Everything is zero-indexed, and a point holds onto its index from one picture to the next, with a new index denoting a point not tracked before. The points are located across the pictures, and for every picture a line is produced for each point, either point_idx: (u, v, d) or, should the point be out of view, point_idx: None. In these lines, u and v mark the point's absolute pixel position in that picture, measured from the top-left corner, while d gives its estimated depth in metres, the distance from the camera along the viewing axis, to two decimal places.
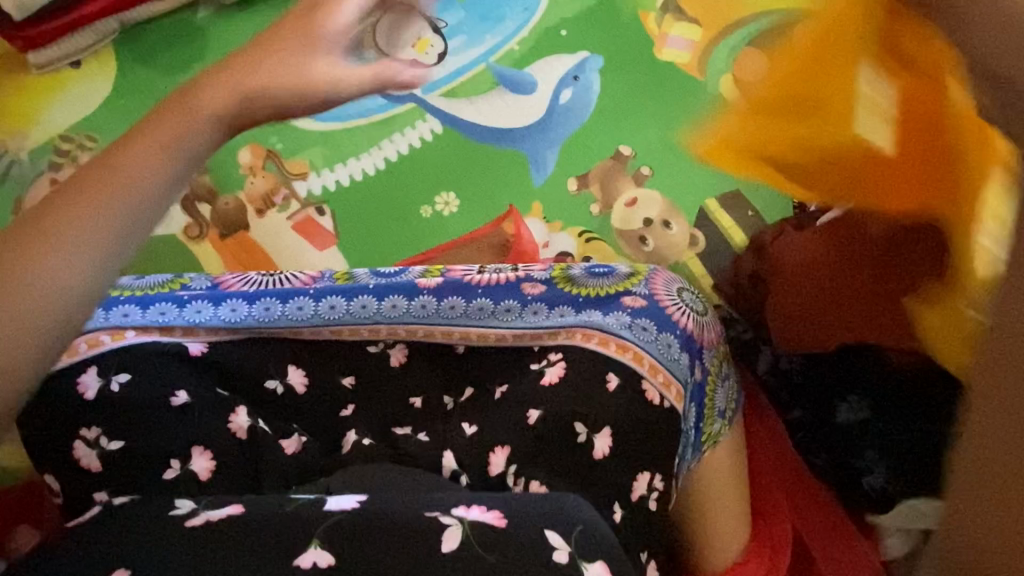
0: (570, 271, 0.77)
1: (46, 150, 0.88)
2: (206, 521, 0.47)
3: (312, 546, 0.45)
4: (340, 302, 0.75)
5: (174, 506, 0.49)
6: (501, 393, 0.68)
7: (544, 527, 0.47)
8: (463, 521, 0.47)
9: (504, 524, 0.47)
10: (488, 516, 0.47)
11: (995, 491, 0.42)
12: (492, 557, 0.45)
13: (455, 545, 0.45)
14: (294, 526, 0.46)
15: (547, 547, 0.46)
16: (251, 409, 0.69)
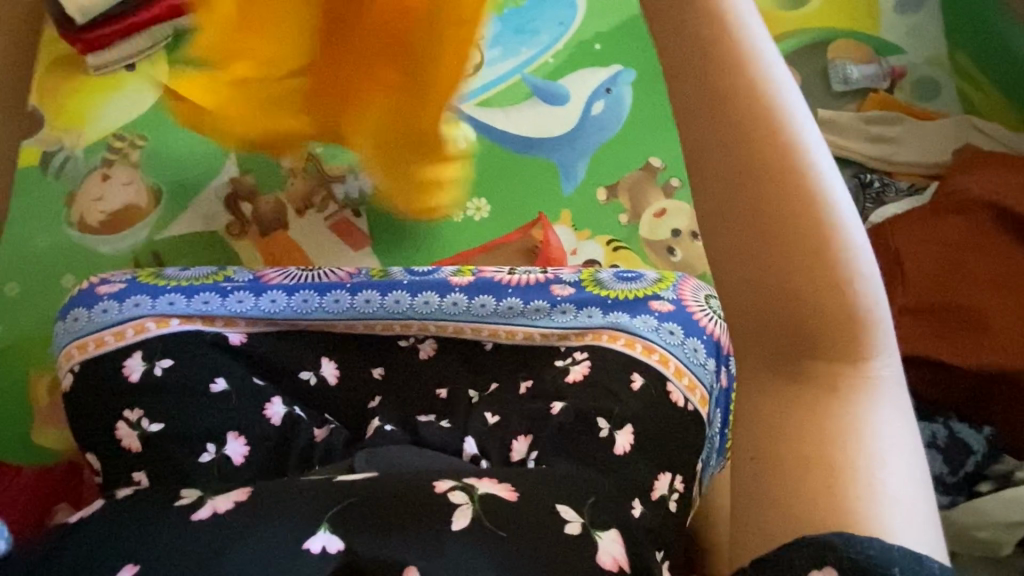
0: (598, 275, 0.80)
1: (99, 148, 0.92)
2: (213, 514, 0.48)
3: (322, 530, 0.46)
4: (375, 296, 0.78)
5: (179, 497, 0.51)
6: (525, 388, 0.71)
7: (556, 502, 0.50)
8: (474, 500, 0.49)
9: (515, 498, 0.50)
10: (501, 491, 0.50)
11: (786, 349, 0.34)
12: (505, 532, 0.47)
13: (466, 523, 0.47)
14: (316, 507, 0.48)
15: (560, 522, 0.48)
16: (287, 396, 0.72)
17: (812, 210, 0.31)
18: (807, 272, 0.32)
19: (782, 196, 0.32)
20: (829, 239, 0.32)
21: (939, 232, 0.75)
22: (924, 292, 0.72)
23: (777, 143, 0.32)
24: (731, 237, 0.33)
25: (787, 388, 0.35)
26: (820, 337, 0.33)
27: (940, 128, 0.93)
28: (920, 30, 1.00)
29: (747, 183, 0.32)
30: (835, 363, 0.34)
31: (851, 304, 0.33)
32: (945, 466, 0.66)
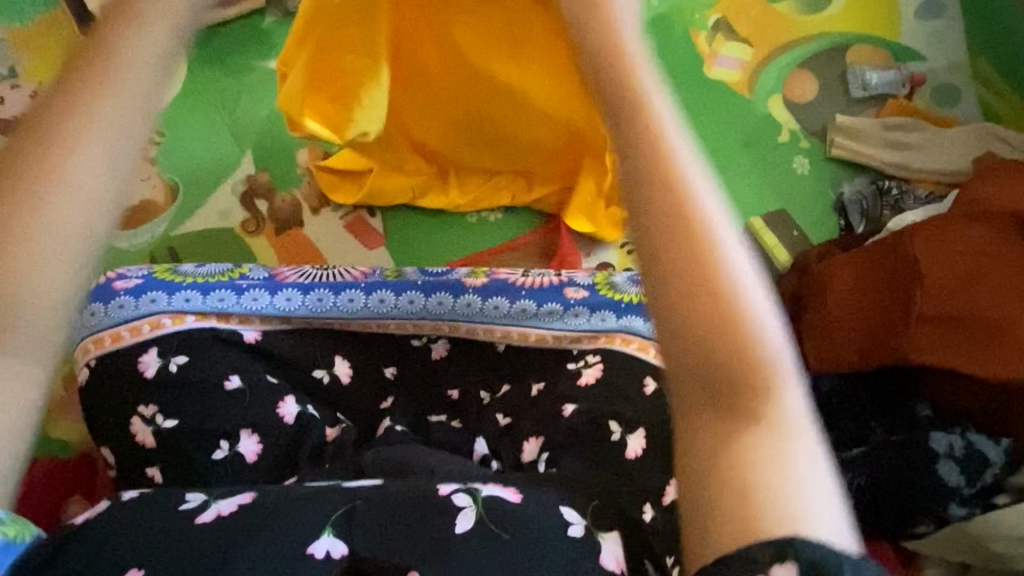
0: (611, 279, 0.79)
1: None
2: (217, 517, 0.46)
3: (327, 534, 0.44)
4: (389, 296, 0.78)
5: (185, 498, 0.48)
6: (537, 391, 0.71)
7: (561, 503, 0.48)
8: (476, 501, 0.47)
9: (519, 499, 0.48)
10: (506, 492, 0.48)
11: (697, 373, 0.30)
12: (507, 535, 0.45)
13: (468, 525, 0.45)
14: (323, 505, 0.46)
15: (565, 523, 0.46)
16: (300, 394, 0.72)
17: (695, 227, 0.30)
18: (698, 299, 0.29)
19: (672, 209, 0.30)
20: (713, 254, 0.30)
21: (962, 239, 0.72)
22: (945, 301, 0.69)
23: (663, 162, 0.31)
24: (638, 255, 0.31)
25: (707, 418, 0.30)
26: (720, 377, 0.29)
27: (960, 136, 0.92)
28: (941, 36, 1.00)
29: (641, 197, 0.31)
30: (750, 395, 0.30)
31: (749, 335, 0.29)
32: (963, 477, 0.63)
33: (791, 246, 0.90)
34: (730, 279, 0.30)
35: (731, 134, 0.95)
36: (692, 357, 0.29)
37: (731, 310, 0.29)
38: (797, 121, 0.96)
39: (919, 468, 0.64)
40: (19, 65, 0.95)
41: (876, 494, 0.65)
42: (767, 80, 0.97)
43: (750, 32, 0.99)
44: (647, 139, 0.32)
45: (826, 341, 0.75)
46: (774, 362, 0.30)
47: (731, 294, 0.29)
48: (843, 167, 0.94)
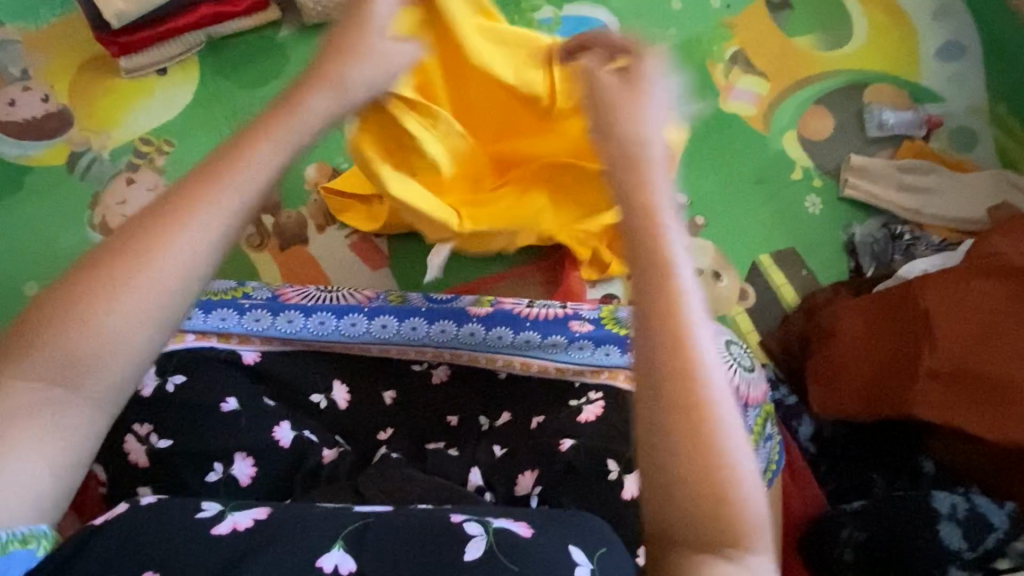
0: (618, 312, 0.77)
1: (125, 150, 0.92)
2: (232, 532, 0.42)
3: (336, 547, 0.42)
4: (392, 321, 0.77)
5: (200, 507, 0.44)
6: (536, 424, 0.70)
7: (568, 541, 0.43)
8: (488, 530, 0.43)
9: (532, 534, 0.43)
10: (517, 527, 0.44)
11: (694, 506, 0.37)
12: (517, 567, 0.41)
13: (478, 553, 0.41)
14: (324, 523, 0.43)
15: (568, 560, 0.42)
16: (297, 419, 0.70)
17: (697, 396, 0.37)
18: (696, 467, 0.37)
19: (685, 405, 0.37)
20: (718, 439, 0.37)
21: (974, 295, 0.70)
22: (954, 356, 0.68)
23: (682, 361, 0.38)
24: (657, 430, 0.37)
25: (698, 552, 0.37)
26: (704, 529, 0.37)
27: (976, 182, 0.91)
28: (961, 78, 0.98)
29: (660, 388, 0.38)
30: (738, 532, 0.37)
31: (734, 494, 0.37)
32: (965, 541, 0.61)
33: (797, 285, 0.90)
34: (723, 449, 0.37)
35: (744, 170, 0.94)
36: (690, 517, 0.37)
37: (723, 481, 0.37)
38: (811, 158, 0.95)
39: (917, 527, 0.62)
40: (31, 67, 0.95)
41: (872, 549, 0.64)
42: (783, 115, 0.97)
43: (768, 66, 0.99)
44: (670, 338, 0.38)
45: (834, 394, 0.76)
46: (752, 517, 0.38)
47: (721, 465, 0.37)
48: (856, 209, 0.93)
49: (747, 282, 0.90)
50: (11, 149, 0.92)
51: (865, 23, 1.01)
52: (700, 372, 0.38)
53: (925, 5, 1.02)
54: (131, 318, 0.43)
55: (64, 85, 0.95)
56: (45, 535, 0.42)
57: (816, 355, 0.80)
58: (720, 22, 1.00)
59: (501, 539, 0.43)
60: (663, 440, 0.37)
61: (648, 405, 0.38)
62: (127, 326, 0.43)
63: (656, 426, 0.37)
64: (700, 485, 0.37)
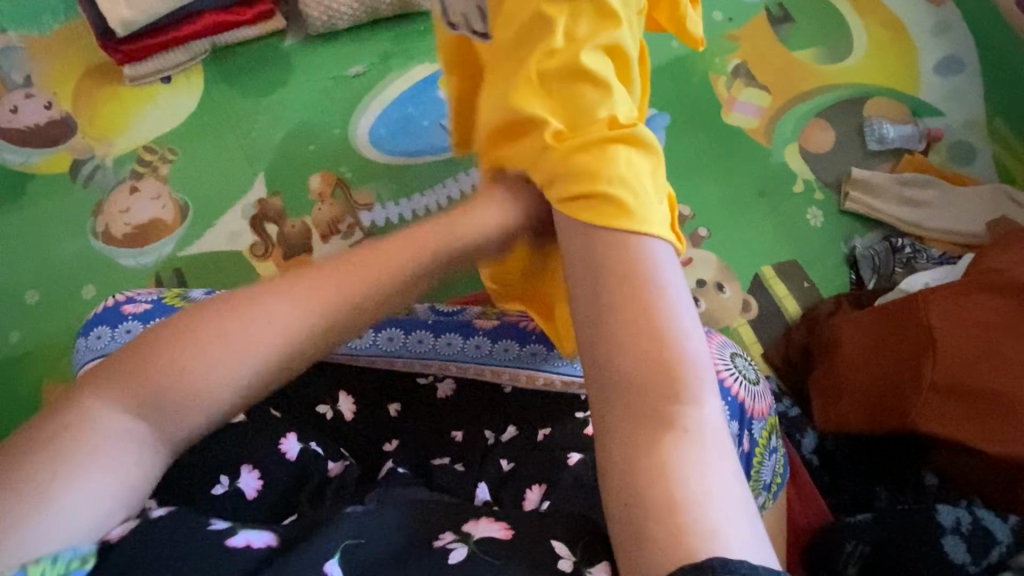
0: None
1: (129, 158, 0.92)
2: (248, 547, 0.42)
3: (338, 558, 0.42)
4: (398, 334, 0.76)
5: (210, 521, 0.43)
6: (543, 436, 0.70)
7: (551, 537, 0.45)
8: (469, 540, 0.44)
9: (510, 537, 0.45)
10: (495, 531, 0.45)
11: (631, 362, 0.42)
12: (499, 561, 0.43)
13: (461, 558, 0.43)
14: (325, 535, 0.43)
15: (552, 555, 0.44)
16: (303, 431, 0.70)
17: (636, 271, 0.44)
18: (632, 324, 0.42)
19: (625, 294, 0.43)
20: (662, 330, 0.42)
21: (978, 311, 0.72)
22: (956, 370, 0.69)
23: (631, 272, 0.44)
24: (609, 334, 0.43)
25: (642, 416, 0.41)
26: (643, 387, 0.41)
27: (974, 196, 0.92)
28: (960, 93, 0.99)
29: (613, 295, 0.43)
30: (673, 396, 0.41)
31: (671, 354, 0.41)
32: (969, 554, 0.62)
33: (800, 298, 0.90)
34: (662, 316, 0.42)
35: (747, 182, 0.95)
36: (632, 386, 0.41)
37: (668, 357, 0.41)
38: (812, 171, 0.96)
39: (921, 541, 0.63)
40: (34, 74, 0.95)
41: (875, 561, 0.65)
42: (784, 128, 0.97)
43: (769, 80, 0.99)
44: (617, 260, 0.45)
45: (834, 404, 0.78)
46: (688, 373, 0.41)
47: (658, 329, 0.42)
48: (856, 221, 0.94)
49: (750, 294, 0.91)
50: (13, 156, 0.91)
51: (865, 38, 1.02)
52: (647, 276, 0.44)
53: (924, 21, 1.03)
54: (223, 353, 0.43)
55: (67, 92, 0.94)
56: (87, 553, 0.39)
57: (819, 368, 0.81)
58: (722, 36, 1.02)
59: (484, 546, 0.44)
60: (600, 303, 0.44)
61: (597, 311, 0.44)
62: (211, 371, 0.43)
63: (604, 319, 0.43)
64: (641, 340, 0.42)
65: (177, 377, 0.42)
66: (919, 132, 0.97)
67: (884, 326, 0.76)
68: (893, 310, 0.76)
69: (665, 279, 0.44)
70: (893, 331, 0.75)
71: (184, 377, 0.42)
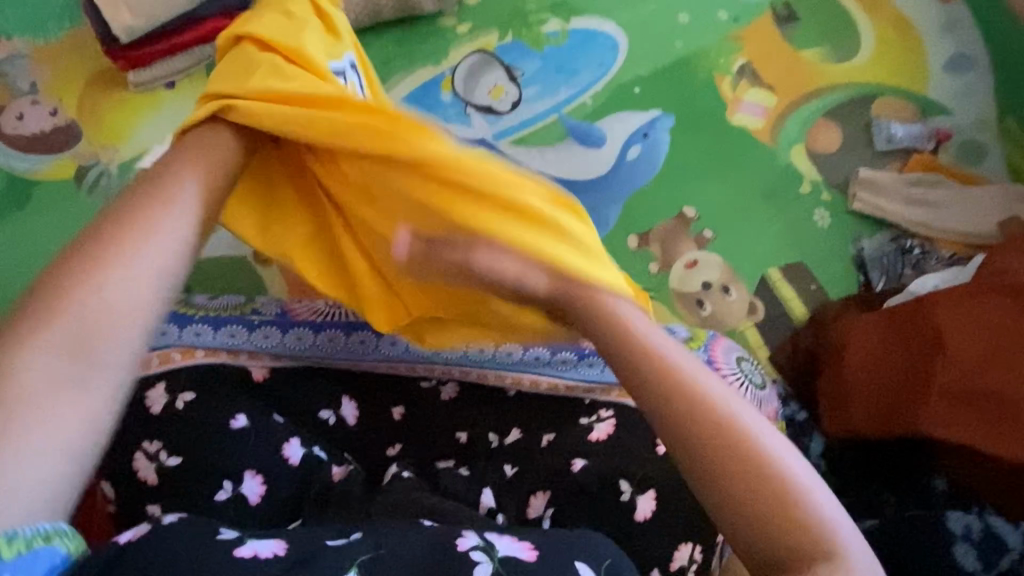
0: None
1: (134, 165, 0.92)
2: (253, 557, 0.41)
3: (352, 573, 0.41)
4: (401, 338, 0.74)
5: (220, 530, 0.43)
6: (547, 442, 0.68)
7: (573, 559, 0.44)
8: (494, 558, 0.43)
9: (534, 559, 0.44)
10: (520, 551, 0.44)
11: (749, 500, 0.41)
12: None
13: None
14: (341, 551, 0.42)
15: None
16: (308, 436, 0.69)
17: (702, 398, 0.45)
18: (733, 465, 0.42)
19: (709, 434, 0.43)
20: (764, 462, 0.42)
21: (986, 313, 0.71)
22: (966, 374, 0.68)
23: (704, 404, 0.44)
24: (731, 494, 0.42)
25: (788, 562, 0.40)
26: (775, 527, 0.41)
27: (983, 197, 0.91)
28: (969, 91, 0.99)
29: (716, 459, 0.43)
30: (809, 529, 0.41)
31: (784, 478, 0.42)
32: (978, 563, 0.61)
33: (808, 300, 0.89)
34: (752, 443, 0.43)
35: (753, 183, 0.94)
36: (764, 531, 0.41)
37: (781, 483, 0.41)
38: (819, 172, 0.95)
39: (932, 549, 0.62)
40: (40, 81, 0.95)
41: (886, 568, 0.63)
42: (791, 129, 0.97)
43: (775, 78, 0.99)
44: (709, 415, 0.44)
45: (842, 408, 0.76)
46: (805, 496, 0.41)
47: (759, 462, 0.42)
48: (864, 222, 0.93)
49: (756, 296, 0.90)
50: (18, 163, 0.92)
51: (872, 37, 1.01)
52: (716, 404, 0.44)
53: (932, 18, 1.02)
54: (134, 273, 0.48)
55: (71, 99, 0.95)
56: (67, 533, 0.40)
57: (825, 370, 0.80)
58: (726, 36, 1.00)
59: (505, 564, 0.43)
60: (691, 447, 0.44)
61: (707, 479, 0.43)
62: (131, 288, 0.48)
63: (707, 469, 0.43)
64: (748, 475, 0.42)
65: (92, 312, 0.46)
66: (927, 130, 0.96)
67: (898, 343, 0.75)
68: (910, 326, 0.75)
69: (738, 409, 0.44)
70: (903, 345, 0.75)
71: (103, 305, 0.46)
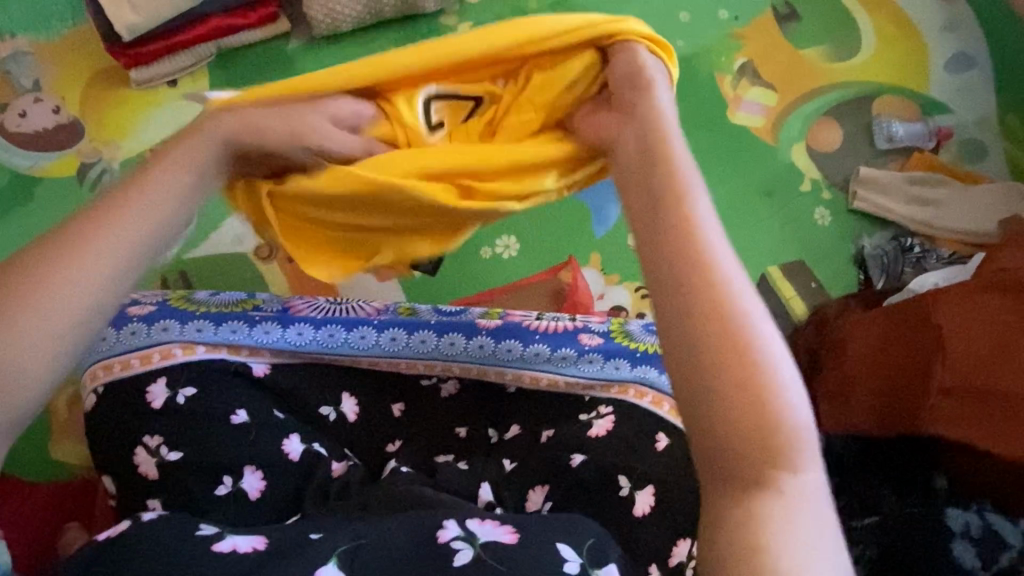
0: (626, 326, 0.79)
1: (134, 160, 0.93)
2: (233, 550, 0.44)
3: (332, 562, 0.44)
4: (401, 334, 0.76)
5: (200, 525, 0.47)
6: (546, 437, 0.68)
7: (556, 540, 0.46)
8: (474, 543, 0.46)
9: (514, 540, 0.46)
10: (502, 534, 0.46)
11: (726, 402, 0.36)
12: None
13: (467, 559, 0.44)
14: (322, 543, 0.45)
15: (559, 558, 0.44)
16: (308, 431, 0.69)
17: (719, 300, 0.38)
18: (725, 359, 0.36)
19: (706, 320, 0.37)
20: (759, 373, 0.36)
21: (988, 311, 0.72)
22: (967, 372, 0.69)
23: (716, 290, 0.38)
24: (695, 371, 0.37)
25: (739, 485, 0.35)
26: (737, 440, 0.35)
27: (984, 195, 0.91)
28: (970, 90, 0.99)
29: (695, 325, 0.37)
30: (774, 462, 0.35)
31: (772, 400, 0.35)
32: (979, 559, 0.60)
33: (807, 298, 0.90)
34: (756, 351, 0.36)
35: (753, 181, 0.94)
36: (726, 433, 0.35)
37: (765, 394, 0.36)
38: (819, 170, 0.95)
39: (930, 544, 0.61)
40: (42, 78, 0.95)
41: (883, 563, 0.62)
42: (793, 126, 0.97)
43: (776, 77, 0.99)
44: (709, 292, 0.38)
45: (844, 406, 0.77)
46: (791, 431, 0.35)
47: (754, 367, 0.36)
48: (865, 220, 0.93)
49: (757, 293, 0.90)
50: (20, 159, 0.92)
51: (873, 36, 1.01)
52: (732, 303, 0.37)
53: (935, 17, 1.02)
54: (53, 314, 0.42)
55: (74, 96, 0.95)
56: None
57: (827, 368, 0.81)
58: (728, 34, 1.00)
59: (495, 554, 0.45)
60: (681, 327, 0.38)
61: (678, 342, 0.37)
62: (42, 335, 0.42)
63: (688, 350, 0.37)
64: (735, 371, 0.36)
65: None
66: (928, 128, 0.96)
67: (902, 333, 0.76)
68: (910, 314, 0.76)
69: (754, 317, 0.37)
70: (910, 337, 0.75)
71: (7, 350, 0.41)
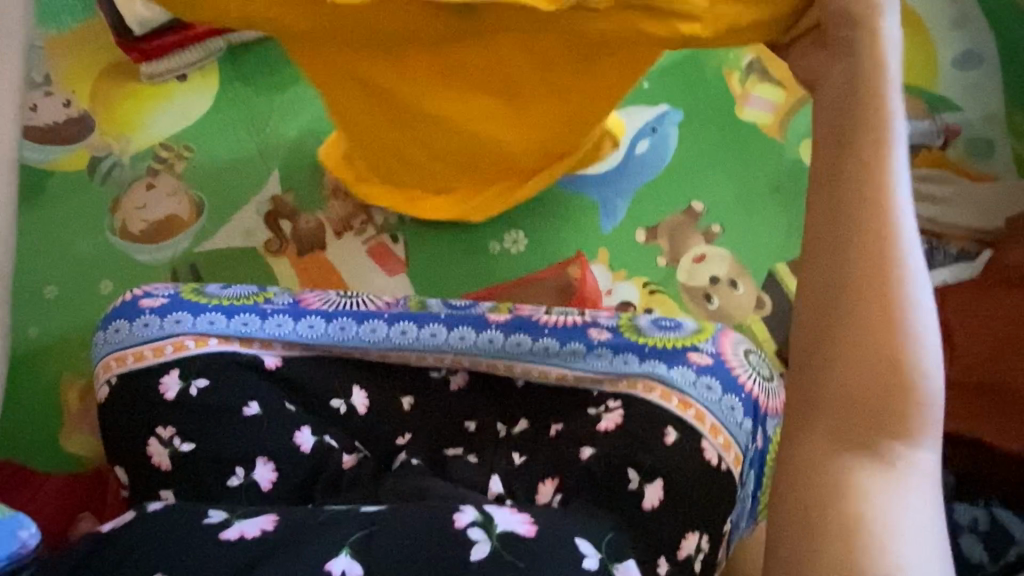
0: (636, 321, 0.78)
1: (145, 155, 0.94)
2: (241, 538, 0.46)
3: (344, 554, 0.44)
4: (411, 327, 0.76)
5: (208, 514, 0.48)
6: (554, 431, 0.70)
7: (575, 535, 0.48)
8: (494, 535, 0.46)
9: (533, 534, 0.47)
10: (519, 526, 0.47)
11: (862, 358, 0.39)
12: (525, 564, 0.44)
13: (484, 554, 0.45)
14: (333, 533, 0.46)
15: (579, 554, 0.46)
16: (318, 424, 0.70)
17: (889, 259, 0.40)
18: (874, 319, 0.39)
19: (860, 279, 0.40)
20: (900, 350, 0.38)
21: (1000, 306, 0.72)
22: (978, 367, 0.70)
23: (887, 248, 0.40)
24: (833, 329, 0.40)
25: (844, 436, 0.39)
26: (858, 394, 0.39)
27: (992, 191, 0.91)
28: (978, 88, 0.99)
29: (840, 282, 0.41)
30: (891, 430, 0.39)
31: (907, 371, 0.38)
32: (985, 554, 0.61)
33: None
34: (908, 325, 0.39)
35: (761, 177, 0.97)
36: (852, 386, 0.39)
37: (903, 366, 0.38)
38: None
39: None
40: (52, 72, 0.96)
41: None
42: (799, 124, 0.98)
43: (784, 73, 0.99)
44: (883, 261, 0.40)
45: None
46: (918, 407, 0.38)
47: (898, 340, 0.38)
48: None
49: (764, 290, 0.92)
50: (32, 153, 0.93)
51: None
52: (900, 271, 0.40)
53: (943, 14, 1.02)
54: None
55: (85, 90, 0.96)
56: None
57: None
58: None
59: (508, 543, 0.46)
60: (849, 276, 0.41)
61: (826, 284, 0.41)
62: None
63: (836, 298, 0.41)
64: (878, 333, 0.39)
65: None
66: (937, 124, 0.96)
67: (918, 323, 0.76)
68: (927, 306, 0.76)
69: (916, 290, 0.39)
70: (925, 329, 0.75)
71: None
